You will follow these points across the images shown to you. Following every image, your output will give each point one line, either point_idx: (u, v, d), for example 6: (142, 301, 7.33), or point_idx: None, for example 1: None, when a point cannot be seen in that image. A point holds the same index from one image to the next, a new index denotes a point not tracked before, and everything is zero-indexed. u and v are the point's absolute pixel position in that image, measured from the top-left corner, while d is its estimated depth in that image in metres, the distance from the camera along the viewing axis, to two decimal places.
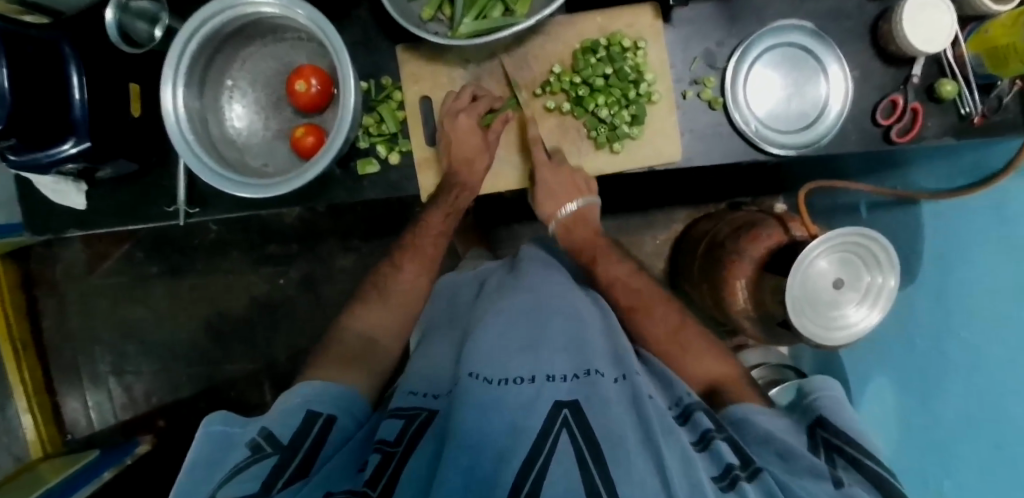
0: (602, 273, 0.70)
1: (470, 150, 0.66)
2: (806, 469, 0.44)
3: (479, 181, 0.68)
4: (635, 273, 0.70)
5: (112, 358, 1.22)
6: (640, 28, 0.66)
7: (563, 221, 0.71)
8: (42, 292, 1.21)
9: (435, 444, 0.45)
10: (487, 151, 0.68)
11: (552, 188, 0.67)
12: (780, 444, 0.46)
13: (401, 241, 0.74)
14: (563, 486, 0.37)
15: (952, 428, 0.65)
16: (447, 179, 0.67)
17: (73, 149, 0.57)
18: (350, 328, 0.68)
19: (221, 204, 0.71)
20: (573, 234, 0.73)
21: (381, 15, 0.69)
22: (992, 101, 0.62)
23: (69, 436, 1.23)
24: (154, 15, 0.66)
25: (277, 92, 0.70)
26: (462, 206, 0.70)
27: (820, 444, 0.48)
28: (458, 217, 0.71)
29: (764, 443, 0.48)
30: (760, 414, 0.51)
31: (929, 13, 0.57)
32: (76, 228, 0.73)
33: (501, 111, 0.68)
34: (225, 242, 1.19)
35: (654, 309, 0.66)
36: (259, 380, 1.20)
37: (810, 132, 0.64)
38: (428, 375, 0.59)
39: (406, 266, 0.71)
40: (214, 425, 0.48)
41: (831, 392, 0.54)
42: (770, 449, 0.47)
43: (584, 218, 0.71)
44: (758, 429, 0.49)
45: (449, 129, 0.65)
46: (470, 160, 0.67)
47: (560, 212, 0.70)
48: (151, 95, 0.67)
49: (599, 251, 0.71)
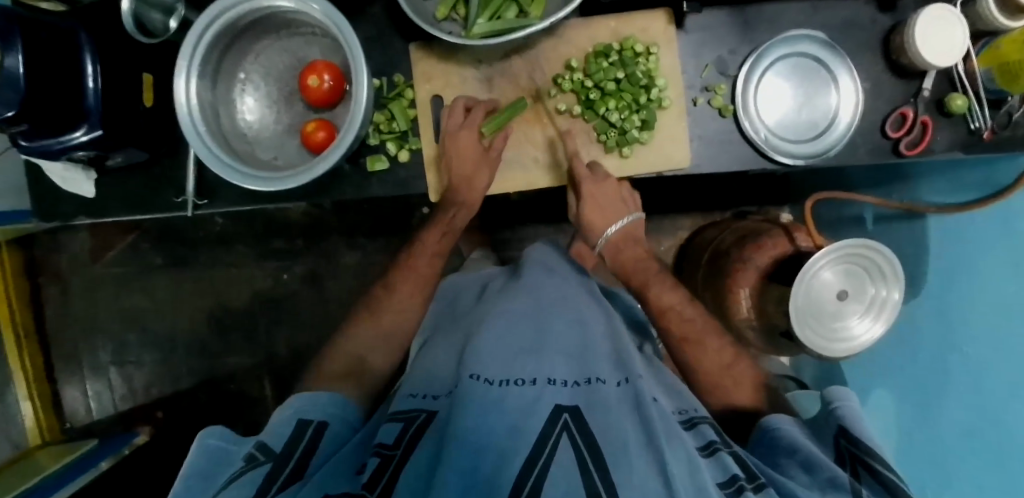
0: (655, 299, 0.67)
1: (470, 166, 0.67)
2: (826, 481, 0.43)
3: (478, 200, 0.69)
4: (688, 303, 0.68)
5: (113, 348, 1.22)
6: (654, 34, 0.66)
7: (611, 238, 0.72)
8: (44, 280, 1.21)
9: (433, 447, 0.43)
10: (486, 169, 0.68)
11: (596, 197, 0.68)
12: (804, 455, 0.46)
13: (396, 263, 0.74)
14: (563, 486, 0.36)
15: (950, 439, 0.66)
16: (446, 198, 0.69)
17: (85, 137, 0.58)
18: (344, 347, 0.69)
19: (228, 196, 0.72)
20: (621, 253, 0.72)
21: (395, 12, 0.69)
22: (1002, 117, 0.62)
23: (68, 425, 1.23)
24: (169, 6, 0.65)
25: (289, 86, 0.70)
26: (458, 226, 0.72)
27: (844, 455, 0.47)
28: (454, 236, 0.73)
29: (789, 453, 0.47)
30: (789, 425, 0.51)
31: (942, 27, 0.57)
32: (82, 215, 0.73)
33: (504, 124, 0.68)
34: (230, 235, 1.19)
35: (683, 312, 0.66)
36: (260, 374, 1.20)
37: (818, 142, 0.64)
38: (428, 378, 0.58)
39: (399, 290, 0.71)
40: (209, 438, 0.48)
41: (854, 403, 0.53)
42: (794, 460, 0.46)
43: (630, 237, 0.72)
44: (784, 439, 0.49)
45: (448, 144, 0.66)
46: (469, 178, 0.67)
47: (608, 229, 0.71)
48: (164, 85, 0.67)
49: (651, 276, 0.69)
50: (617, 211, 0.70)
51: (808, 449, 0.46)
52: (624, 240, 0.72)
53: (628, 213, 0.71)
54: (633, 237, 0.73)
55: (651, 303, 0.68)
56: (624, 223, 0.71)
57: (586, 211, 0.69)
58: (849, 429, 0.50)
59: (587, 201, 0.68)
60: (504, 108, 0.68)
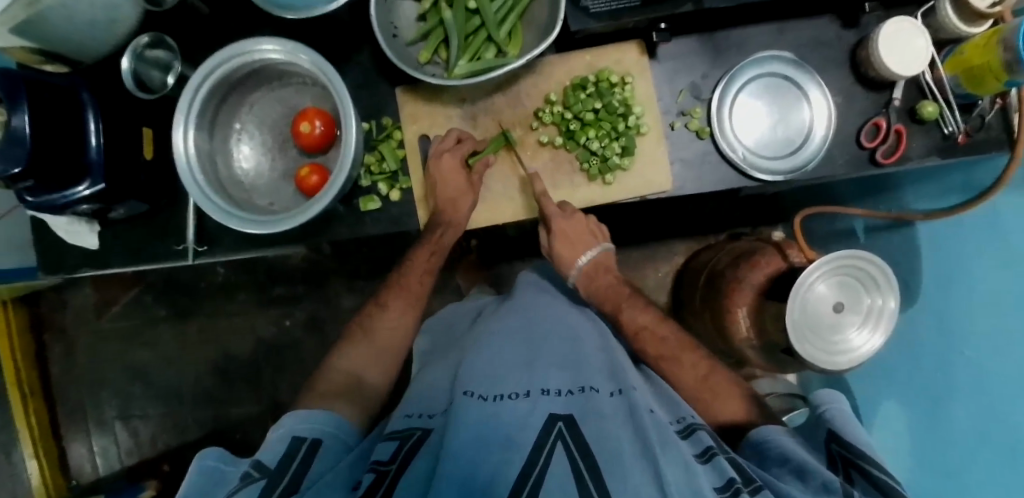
0: (628, 322, 0.66)
1: (456, 189, 0.68)
2: (819, 486, 0.42)
3: (464, 217, 0.69)
4: (670, 328, 0.66)
5: (118, 403, 1.22)
6: (628, 65, 0.69)
7: (583, 268, 0.70)
8: (50, 337, 1.22)
9: (430, 460, 0.42)
10: (471, 192, 0.69)
11: (565, 234, 0.68)
12: (794, 462, 0.45)
13: (386, 281, 0.75)
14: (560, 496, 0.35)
15: (967, 445, 0.61)
16: (434, 218, 0.69)
17: (87, 191, 0.60)
18: (337, 366, 0.67)
19: (226, 242, 0.73)
20: (595, 282, 0.70)
21: (381, 59, 0.73)
22: (974, 120, 0.63)
23: (74, 482, 1.21)
24: (166, 63, 0.71)
25: (282, 134, 0.74)
26: (447, 245, 0.71)
27: (836, 460, 0.47)
28: (443, 256, 0.73)
29: (780, 462, 0.46)
30: (781, 434, 0.49)
31: (904, 39, 0.59)
32: (87, 267, 0.75)
33: (484, 153, 0.70)
34: (233, 285, 1.20)
35: (666, 338, 0.64)
36: (264, 423, 1.19)
37: (796, 157, 0.66)
38: (423, 396, 0.56)
39: (391, 303, 0.71)
40: (206, 460, 0.47)
41: (841, 405, 0.54)
42: (785, 468, 0.45)
43: (600, 266, 0.71)
44: (775, 447, 0.48)
45: (433, 169, 0.68)
46: (455, 199, 0.68)
47: (579, 259, 0.70)
48: (163, 139, 0.71)
49: (623, 300, 0.68)
50: (586, 241, 0.70)
51: (800, 457, 0.45)
52: (596, 271, 0.71)
53: (597, 243, 0.70)
54: (606, 267, 0.72)
55: (624, 323, 0.67)
56: (594, 253, 0.70)
57: (555, 245, 0.69)
58: (838, 432, 0.50)
59: (556, 236, 0.68)
60: (491, 140, 0.71)
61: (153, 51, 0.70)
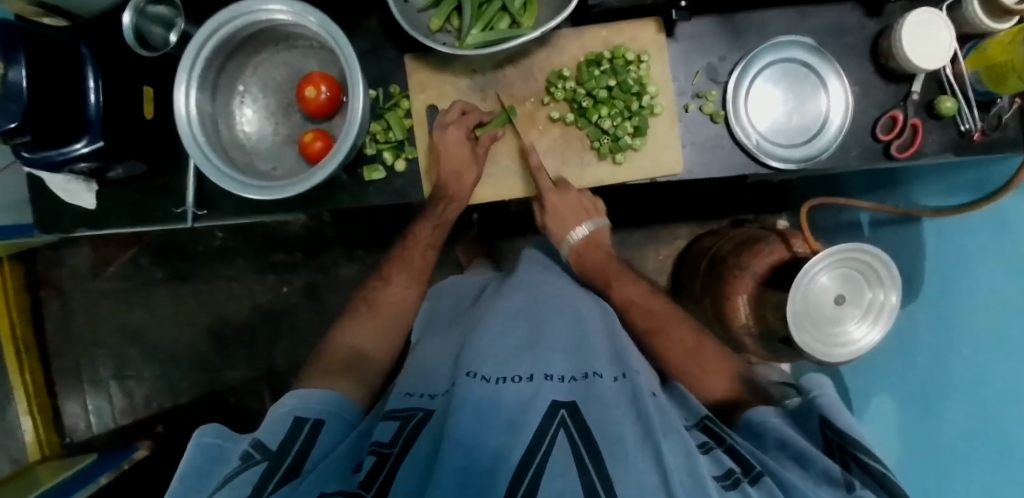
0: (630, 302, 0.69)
1: (459, 162, 0.67)
2: (819, 474, 0.44)
3: (467, 193, 0.68)
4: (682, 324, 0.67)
5: (114, 362, 1.22)
6: (644, 42, 0.67)
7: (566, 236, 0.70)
8: (45, 295, 1.22)
9: (432, 441, 0.41)
10: (475, 164, 0.68)
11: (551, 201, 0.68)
12: (795, 447, 0.47)
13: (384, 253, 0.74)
14: (559, 485, 0.35)
15: (948, 441, 0.63)
16: (435, 191, 0.68)
17: (86, 148, 0.58)
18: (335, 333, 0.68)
19: (228, 208, 0.72)
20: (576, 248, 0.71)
21: (390, 24, 0.70)
22: (992, 118, 0.63)
23: (67, 440, 1.23)
24: (169, 20, 0.68)
25: (287, 98, 0.72)
26: (450, 218, 0.70)
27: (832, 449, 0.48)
28: (446, 229, 0.72)
29: (778, 446, 0.48)
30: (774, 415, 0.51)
31: (929, 33, 0.58)
32: (83, 227, 0.74)
33: (491, 125, 0.69)
34: (230, 249, 1.19)
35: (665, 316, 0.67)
36: (259, 389, 1.20)
37: (811, 146, 0.65)
38: (427, 375, 0.56)
39: (393, 278, 0.71)
40: (205, 436, 0.47)
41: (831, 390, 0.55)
42: (784, 453, 0.47)
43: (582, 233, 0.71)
44: (775, 430, 0.49)
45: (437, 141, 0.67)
46: (458, 172, 0.67)
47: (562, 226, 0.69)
48: (164, 98, 0.69)
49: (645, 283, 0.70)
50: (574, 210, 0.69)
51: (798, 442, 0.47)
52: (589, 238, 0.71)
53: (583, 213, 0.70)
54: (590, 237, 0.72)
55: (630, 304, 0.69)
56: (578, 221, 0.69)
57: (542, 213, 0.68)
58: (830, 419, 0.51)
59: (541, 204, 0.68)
60: (499, 114, 0.70)
61: (155, 7, 0.67)
